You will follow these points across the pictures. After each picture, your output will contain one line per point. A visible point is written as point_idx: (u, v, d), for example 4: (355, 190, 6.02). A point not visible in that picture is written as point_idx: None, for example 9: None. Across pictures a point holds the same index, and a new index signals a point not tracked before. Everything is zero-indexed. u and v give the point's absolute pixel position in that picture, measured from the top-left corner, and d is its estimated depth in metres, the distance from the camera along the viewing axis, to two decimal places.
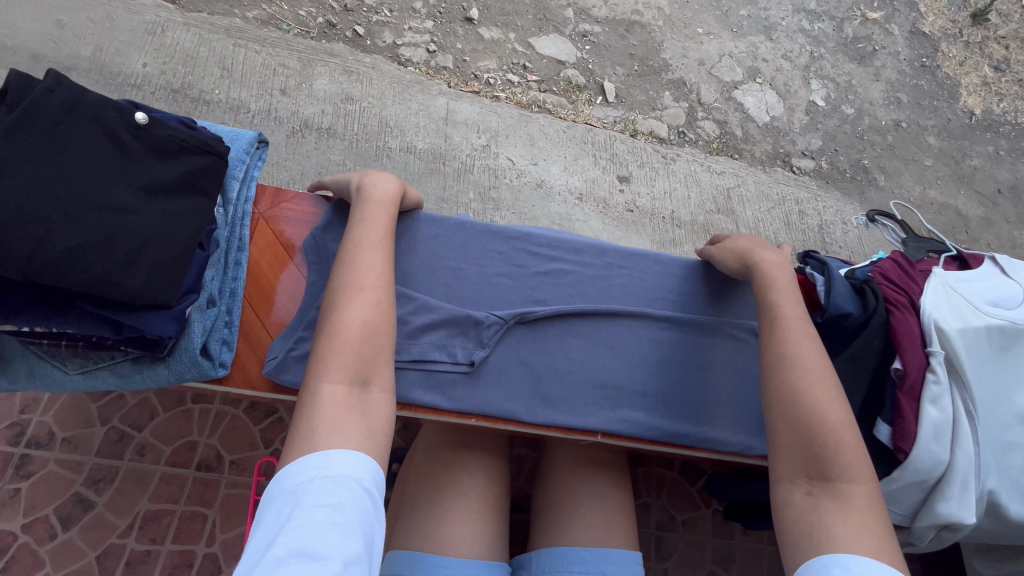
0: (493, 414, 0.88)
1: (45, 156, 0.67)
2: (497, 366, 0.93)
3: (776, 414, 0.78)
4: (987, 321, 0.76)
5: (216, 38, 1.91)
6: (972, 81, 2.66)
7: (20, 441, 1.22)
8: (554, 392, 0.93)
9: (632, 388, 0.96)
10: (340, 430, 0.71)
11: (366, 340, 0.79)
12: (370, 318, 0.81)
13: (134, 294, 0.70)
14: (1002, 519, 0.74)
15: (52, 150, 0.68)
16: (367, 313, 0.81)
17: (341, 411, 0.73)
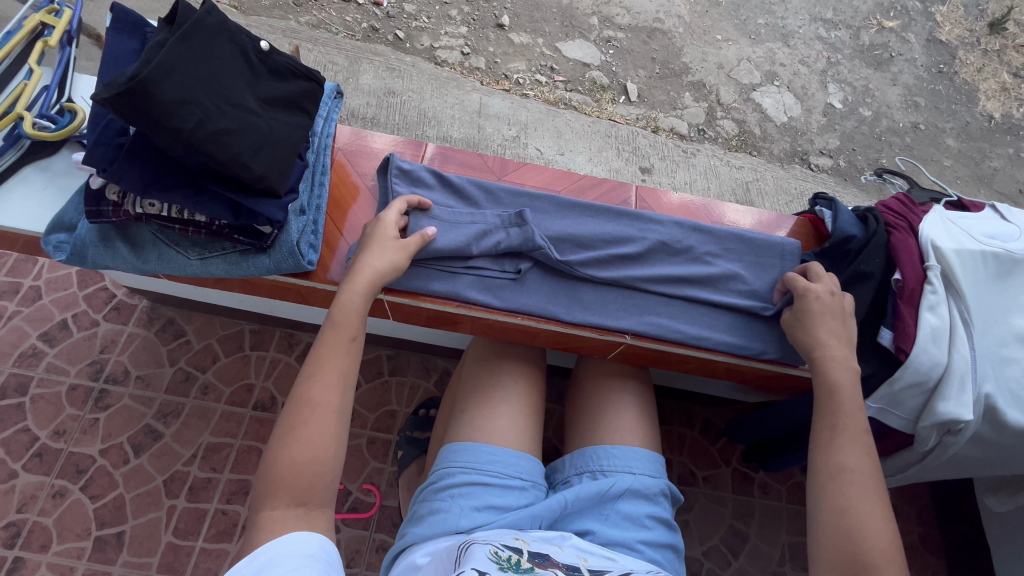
0: (537, 313, 0.88)
1: (201, 54, 0.65)
2: (541, 271, 0.91)
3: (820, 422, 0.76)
4: (981, 246, 0.84)
5: (273, 38, 2.11)
6: (991, 86, 2.62)
7: (100, 377, 1.36)
8: (590, 298, 0.91)
9: (698, 311, 0.93)
10: (294, 460, 0.67)
11: (330, 418, 0.70)
12: (332, 390, 0.72)
13: (259, 176, 0.68)
14: (1000, 425, 0.80)
15: (204, 51, 0.66)
16: (331, 385, 0.72)
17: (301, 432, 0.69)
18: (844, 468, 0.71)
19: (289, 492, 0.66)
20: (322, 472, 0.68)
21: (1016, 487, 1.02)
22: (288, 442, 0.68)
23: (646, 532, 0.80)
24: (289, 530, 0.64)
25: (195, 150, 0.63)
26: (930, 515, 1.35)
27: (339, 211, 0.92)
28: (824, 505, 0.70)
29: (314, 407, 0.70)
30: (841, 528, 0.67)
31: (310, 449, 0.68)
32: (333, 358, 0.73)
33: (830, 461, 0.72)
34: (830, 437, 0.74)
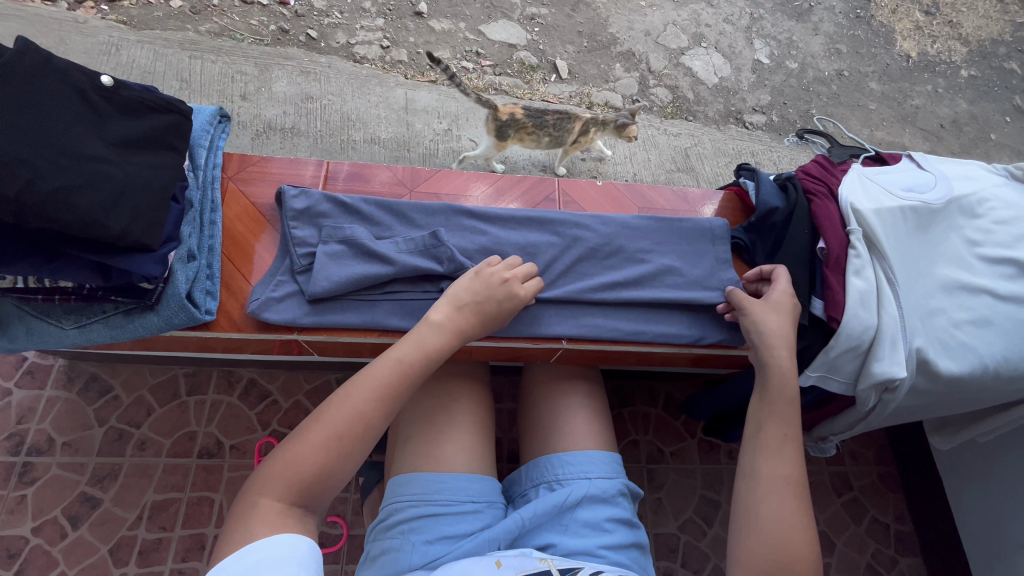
0: None
1: (20, 104, 0.58)
2: None
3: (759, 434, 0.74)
4: (898, 202, 0.85)
5: (170, 52, 1.93)
6: (906, 27, 2.68)
7: (21, 451, 1.25)
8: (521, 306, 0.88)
9: (633, 305, 0.91)
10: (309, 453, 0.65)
11: (367, 431, 0.68)
12: (379, 406, 0.69)
13: (119, 233, 0.61)
14: (935, 376, 0.81)
15: (24, 99, 0.58)
16: (376, 398, 0.69)
17: (335, 430, 0.66)
18: (782, 476, 0.71)
19: (291, 484, 0.64)
20: (329, 478, 0.65)
21: (958, 424, 1.06)
22: (312, 435, 0.66)
23: (607, 536, 0.78)
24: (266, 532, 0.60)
25: (28, 215, 0.56)
26: (885, 454, 1.40)
27: (239, 249, 0.84)
28: (761, 513, 0.69)
29: (354, 416, 0.67)
30: (765, 505, 0.69)
31: (326, 456, 0.65)
32: (387, 375, 0.71)
33: (771, 471, 0.72)
34: (771, 441, 0.74)
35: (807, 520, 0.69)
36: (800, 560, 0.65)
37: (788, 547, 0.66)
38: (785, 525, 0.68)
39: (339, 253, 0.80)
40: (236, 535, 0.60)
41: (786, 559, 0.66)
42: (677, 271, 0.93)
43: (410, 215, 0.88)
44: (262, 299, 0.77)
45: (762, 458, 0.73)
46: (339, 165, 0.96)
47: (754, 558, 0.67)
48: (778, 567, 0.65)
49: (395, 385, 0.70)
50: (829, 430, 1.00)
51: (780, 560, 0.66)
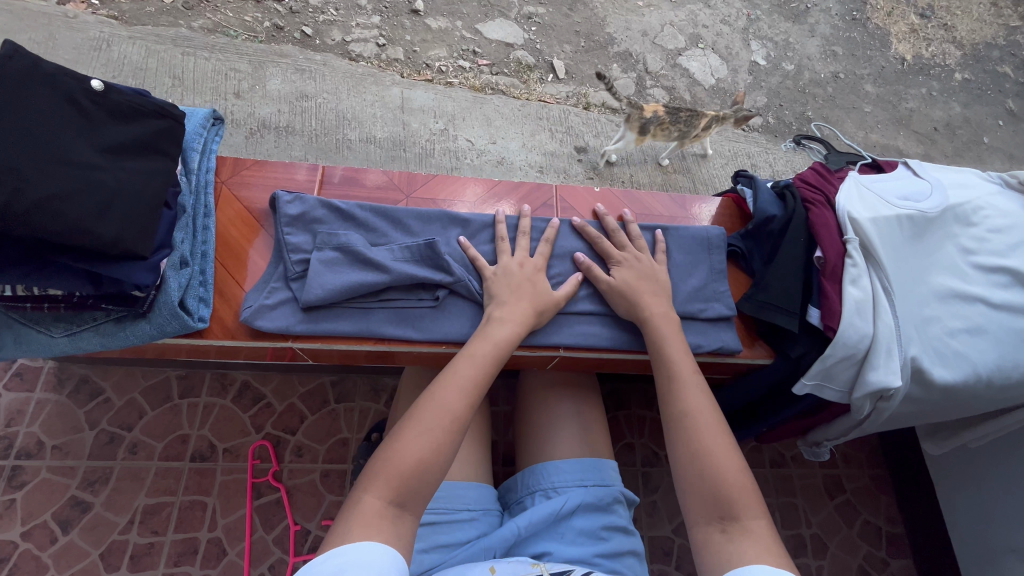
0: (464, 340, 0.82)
1: (7, 111, 0.57)
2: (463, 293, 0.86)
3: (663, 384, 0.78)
4: (895, 210, 0.85)
5: (163, 48, 1.90)
6: (901, 30, 2.69)
7: (10, 454, 1.23)
8: None
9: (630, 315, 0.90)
10: (409, 449, 0.67)
11: (452, 424, 0.70)
12: (461, 400, 0.72)
13: (110, 241, 0.60)
14: (929, 384, 0.81)
15: (12, 106, 0.58)
16: (459, 392, 0.72)
17: (429, 426, 0.69)
18: (687, 412, 0.74)
19: (391, 485, 0.65)
20: (427, 474, 0.67)
21: (950, 430, 1.07)
22: (407, 435, 0.68)
23: (603, 544, 0.78)
24: (365, 537, 0.61)
25: (15, 223, 0.55)
26: (878, 457, 1.41)
27: (232, 255, 0.83)
28: (682, 454, 0.72)
29: (442, 411, 0.70)
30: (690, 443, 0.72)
31: (418, 454, 0.67)
32: (467, 370, 0.74)
33: (678, 411, 0.75)
34: (669, 384, 0.78)
35: (730, 446, 0.71)
36: (731, 485, 0.68)
37: (719, 475, 0.69)
38: (707, 454, 0.70)
39: (334, 260, 0.79)
40: (339, 534, 0.61)
41: (719, 489, 0.67)
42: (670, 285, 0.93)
43: (405, 221, 0.87)
44: (255, 306, 0.76)
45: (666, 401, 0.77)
46: (333, 169, 0.95)
47: (691, 500, 0.69)
48: (714, 498, 0.67)
49: (477, 382, 0.73)
50: (824, 435, 1.01)
51: (714, 493, 0.68)
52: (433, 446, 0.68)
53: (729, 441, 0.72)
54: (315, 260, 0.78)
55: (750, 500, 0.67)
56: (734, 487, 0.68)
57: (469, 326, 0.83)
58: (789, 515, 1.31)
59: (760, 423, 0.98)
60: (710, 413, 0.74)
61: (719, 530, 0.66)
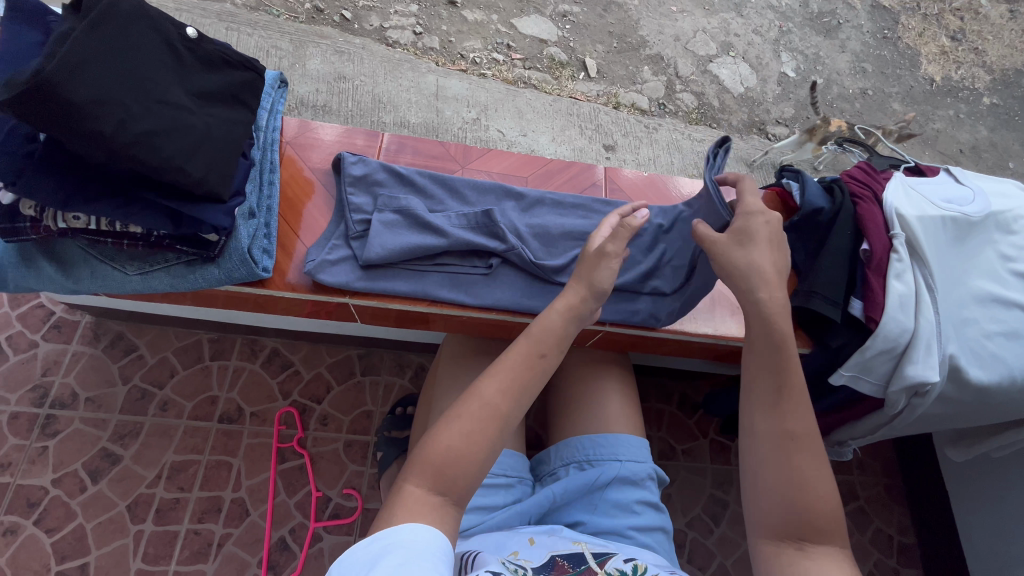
0: (513, 307, 0.85)
1: (117, 45, 0.59)
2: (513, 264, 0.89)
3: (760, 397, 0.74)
4: (941, 211, 0.86)
5: (207, 22, 1.93)
6: (932, 50, 2.67)
7: (45, 402, 1.26)
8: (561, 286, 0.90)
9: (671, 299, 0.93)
10: (451, 442, 0.67)
11: (493, 418, 0.69)
12: (505, 397, 0.70)
13: (197, 181, 0.63)
14: (964, 383, 0.83)
15: (122, 41, 0.60)
16: (503, 387, 0.71)
17: (472, 422, 0.68)
18: (795, 431, 0.70)
19: (434, 475, 0.65)
20: (468, 468, 0.66)
21: (974, 437, 1.08)
22: (450, 427, 0.68)
23: (636, 517, 0.80)
24: (412, 520, 0.62)
25: (118, 155, 0.58)
26: (893, 467, 1.41)
27: (294, 212, 0.87)
28: (772, 472, 0.69)
29: (485, 405, 0.69)
30: (787, 465, 0.69)
31: (462, 447, 0.67)
32: (512, 368, 0.72)
33: (778, 429, 0.71)
34: (786, 395, 0.72)
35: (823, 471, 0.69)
36: (821, 512, 0.67)
37: (807, 502, 0.67)
38: (801, 481, 0.68)
39: (393, 222, 0.83)
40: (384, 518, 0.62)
41: (807, 516, 0.67)
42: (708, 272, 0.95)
43: (462, 190, 0.92)
44: (317, 260, 0.80)
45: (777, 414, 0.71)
46: (390, 137, 1.01)
47: (773, 516, 0.68)
48: (798, 524, 0.67)
49: (521, 382, 0.72)
50: (849, 433, 1.02)
51: (800, 519, 0.67)
52: (474, 441, 0.67)
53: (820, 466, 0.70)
54: (377, 222, 0.82)
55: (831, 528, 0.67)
56: (824, 516, 0.67)
57: (516, 295, 0.86)
58: None
59: None
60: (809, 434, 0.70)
61: (797, 549, 0.66)
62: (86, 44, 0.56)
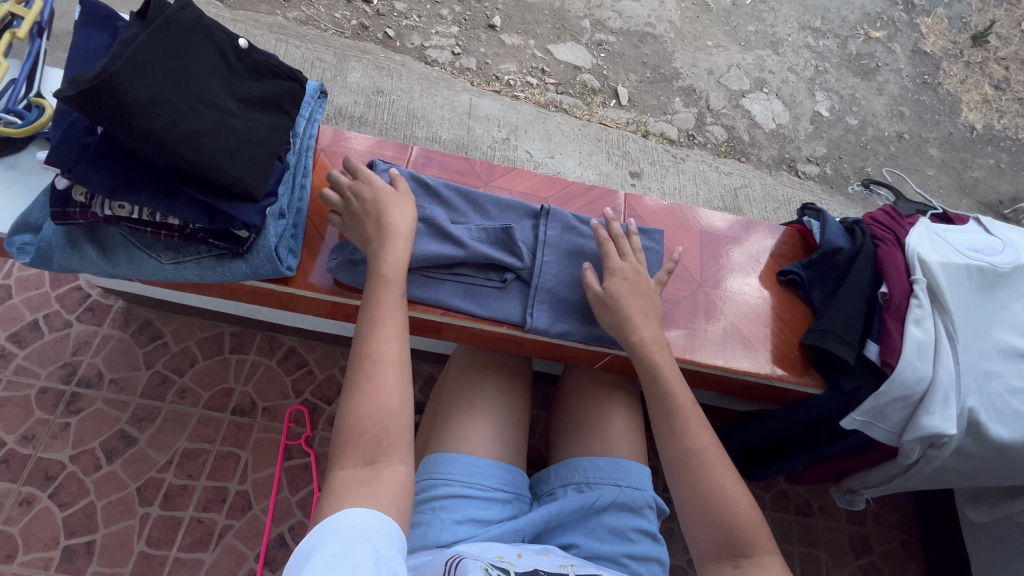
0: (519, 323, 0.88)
1: (176, 52, 0.64)
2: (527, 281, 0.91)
3: (661, 427, 0.78)
4: (966, 260, 0.85)
5: (259, 33, 2.02)
6: (973, 98, 2.61)
7: (72, 380, 1.31)
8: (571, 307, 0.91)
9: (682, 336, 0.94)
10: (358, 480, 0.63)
11: (385, 425, 0.67)
12: (392, 345, 0.71)
13: (233, 179, 0.67)
14: (983, 439, 0.80)
15: (180, 48, 0.65)
16: (385, 390, 0.68)
17: (369, 433, 0.66)
18: (692, 452, 0.75)
19: (357, 450, 0.65)
20: (388, 426, 0.67)
21: (997, 498, 1.03)
22: (351, 448, 0.65)
23: (631, 546, 0.79)
24: (353, 506, 0.61)
25: (165, 150, 0.62)
26: (911, 522, 1.34)
27: (322, 216, 0.92)
28: (690, 496, 0.73)
29: (380, 360, 0.70)
30: (702, 479, 0.72)
31: (378, 406, 0.67)
32: (394, 314, 0.74)
33: (684, 448, 0.75)
34: (675, 423, 0.77)
35: (738, 482, 0.72)
36: (743, 521, 0.69)
37: (730, 513, 0.70)
38: (718, 493, 0.71)
39: (415, 229, 0.87)
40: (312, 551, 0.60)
41: (732, 526, 0.69)
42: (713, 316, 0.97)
43: (484, 205, 0.96)
44: (339, 261, 0.84)
45: (668, 440, 0.76)
46: (417, 151, 1.06)
47: (702, 537, 0.70)
48: (727, 537, 0.69)
49: (399, 373, 0.70)
50: (862, 481, 0.99)
51: (726, 533, 0.69)
52: (373, 459, 0.65)
53: (733, 477, 0.73)
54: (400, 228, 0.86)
55: (762, 537, 0.69)
56: (745, 523, 0.69)
57: (528, 311, 0.88)
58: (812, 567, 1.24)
59: (797, 458, 0.97)
60: (715, 448, 0.75)
61: (731, 566, 0.68)
62: (150, 49, 0.61)
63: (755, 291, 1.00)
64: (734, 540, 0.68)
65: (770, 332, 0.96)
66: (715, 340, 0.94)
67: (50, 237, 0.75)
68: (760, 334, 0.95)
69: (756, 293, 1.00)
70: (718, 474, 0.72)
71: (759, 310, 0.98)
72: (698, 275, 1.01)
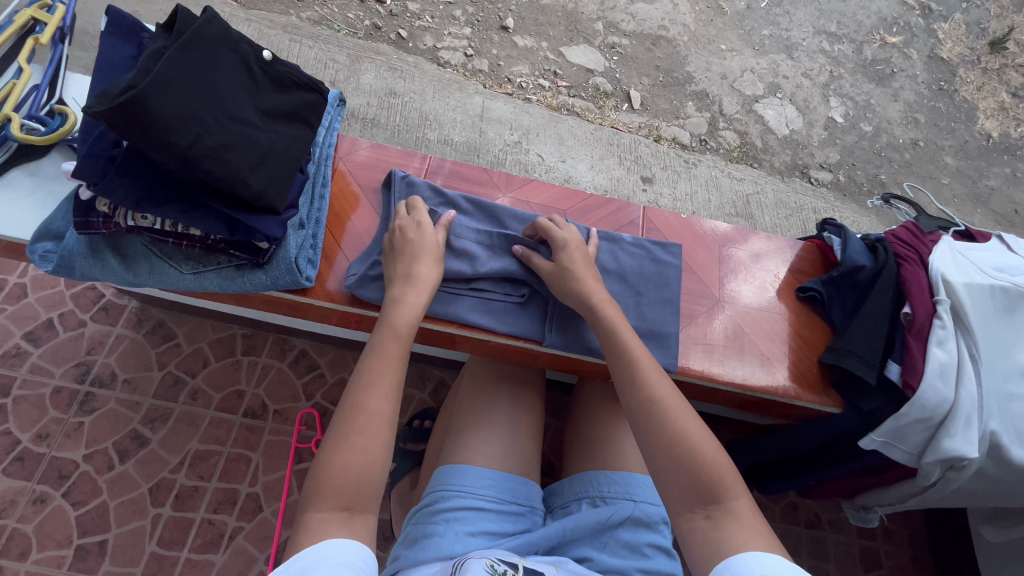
0: (536, 339, 0.88)
1: (201, 66, 0.65)
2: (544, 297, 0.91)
3: (623, 383, 0.74)
4: (990, 280, 0.84)
5: (273, 33, 2.02)
6: (990, 105, 2.57)
7: (86, 380, 1.32)
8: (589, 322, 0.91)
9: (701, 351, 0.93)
10: (321, 530, 0.63)
11: (358, 481, 0.67)
12: (386, 403, 0.71)
13: (256, 193, 0.68)
14: (1004, 462, 0.79)
15: (205, 63, 0.66)
16: (360, 447, 0.68)
17: (339, 487, 0.66)
18: (656, 401, 0.70)
19: (336, 495, 0.66)
20: (372, 479, 0.68)
21: (1012, 517, 1.02)
22: (318, 495, 0.65)
23: (646, 562, 0.79)
24: (331, 535, 0.63)
25: (190, 164, 0.62)
26: (923, 538, 1.32)
27: (339, 226, 0.93)
28: (656, 446, 0.67)
29: (368, 415, 0.70)
30: (670, 427, 0.68)
31: (360, 455, 0.68)
32: (388, 367, 0.73)
33: (646, 398, 0.71)
34: (635, 377, 0.73)
35: (702, 427, 0.68)
36: (711, 464, 0.65)
37: (696, 459, 0.66)
38: (682, 439, 0.67)
39: None
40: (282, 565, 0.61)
41: (702, 472, 0.65)
42: (730, 330, 0.96)
43: (503, 218, 0.97)
44: (359, 276, 0.85)
45: (630, 392, 0.72)
46: (433, 159, 1.06)
47: (671, 487, 0.65)
48: (698, 492, 0.64)
49: (376, 426, 0.69)
50: (877, 498, 0.98)
51: (692, 482, 0.65)
52: (343, 511, 0.65)
53: (698, 424, 0.69)
54: None
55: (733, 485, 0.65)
56: (713, 467, 0.65)
57: (547, 326, 0.88)
58: None
59: (812, 476, 0.96)
60: (680, 401, 0.71)
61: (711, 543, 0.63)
62: (175, 64, 0.62)
63: (772, 306, 1.00)
64: (706, 487, 0.64)
65: (787, 348, 0.95)
66: (731, 356, 0.93)
67: (70, 246, 0.76)
68: (777, 351, 0.95)
69: (773, 307, 1.00)
70: (681, 419, 0.69)
71: (775, 325, 0.98)
72: (714, 288, 1.01)
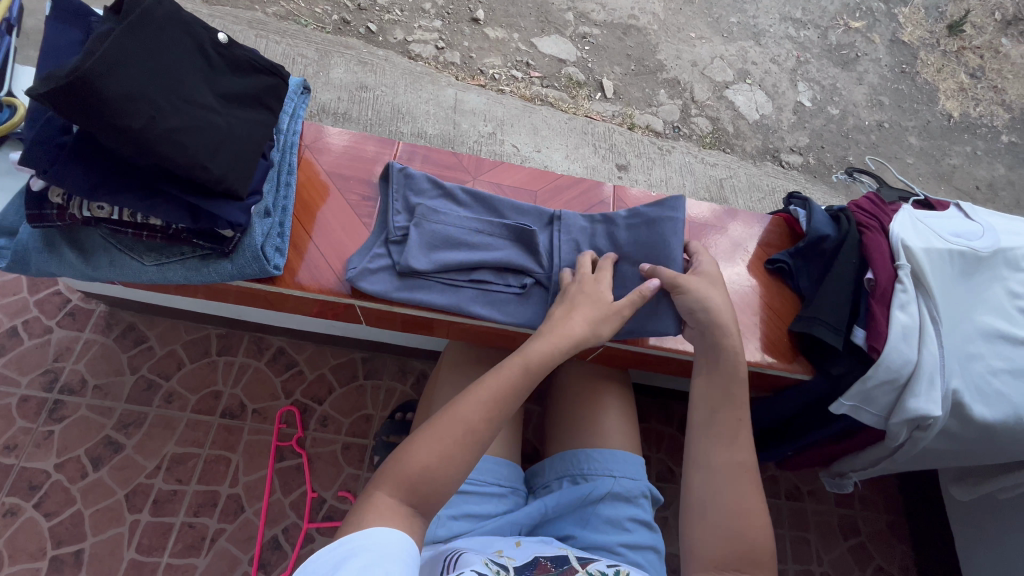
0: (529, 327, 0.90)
1: (152, 48, 0.64)
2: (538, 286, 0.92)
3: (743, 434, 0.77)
4: (947, 244, 0.86)
5: (238, 29, 1.98)
6: (950, 86, 2.65)
7: (54, 387, 1.28)
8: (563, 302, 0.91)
9: None
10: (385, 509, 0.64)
11: (438, 464, 0.68)
12: (459, 446, 0.69)
13: (216, 178, 0.67)
14: (967, 420, 0.81)
15: (156, 44, 0.64)
16: (452, 448, 0.69)
17: (417, 468, 0.67)
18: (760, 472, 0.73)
19: (411, 467, 0.67)
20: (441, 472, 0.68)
21: (978, 476, 1.06)
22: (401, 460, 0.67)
23: (627, 535, 0.80)
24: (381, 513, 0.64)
25: (144, 149, 0.61)
26: (898, 504, 1.36)
27: (309, 215, 0.93)
28: (742, 505, 0.71)
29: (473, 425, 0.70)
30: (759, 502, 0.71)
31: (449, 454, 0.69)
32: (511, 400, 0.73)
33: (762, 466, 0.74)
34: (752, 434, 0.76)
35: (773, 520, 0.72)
36: (770, 560, 0.68)
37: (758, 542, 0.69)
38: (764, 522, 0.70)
39: (433, 236, 0.88)
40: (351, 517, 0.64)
41: (756, 550, 0.68)
42: None
43: (503, 209, 0.97)
44: (361, 269, 0.85)
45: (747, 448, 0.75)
46: (403, 146, 1.05)
47: (724, 543, 0.69)
48: (738, 556, 0.68)
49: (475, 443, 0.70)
50: (850, 464, 1.00)
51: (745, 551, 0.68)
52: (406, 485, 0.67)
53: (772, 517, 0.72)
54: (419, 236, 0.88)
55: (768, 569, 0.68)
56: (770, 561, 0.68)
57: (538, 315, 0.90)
58: (802, 550, 1.27)
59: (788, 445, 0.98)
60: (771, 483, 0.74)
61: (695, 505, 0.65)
62: (123, 45, 0.60)
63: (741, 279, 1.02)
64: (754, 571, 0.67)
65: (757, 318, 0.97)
66: None
67: (27, 240, 0.75)
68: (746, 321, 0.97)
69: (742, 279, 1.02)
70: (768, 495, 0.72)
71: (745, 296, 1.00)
72: None
